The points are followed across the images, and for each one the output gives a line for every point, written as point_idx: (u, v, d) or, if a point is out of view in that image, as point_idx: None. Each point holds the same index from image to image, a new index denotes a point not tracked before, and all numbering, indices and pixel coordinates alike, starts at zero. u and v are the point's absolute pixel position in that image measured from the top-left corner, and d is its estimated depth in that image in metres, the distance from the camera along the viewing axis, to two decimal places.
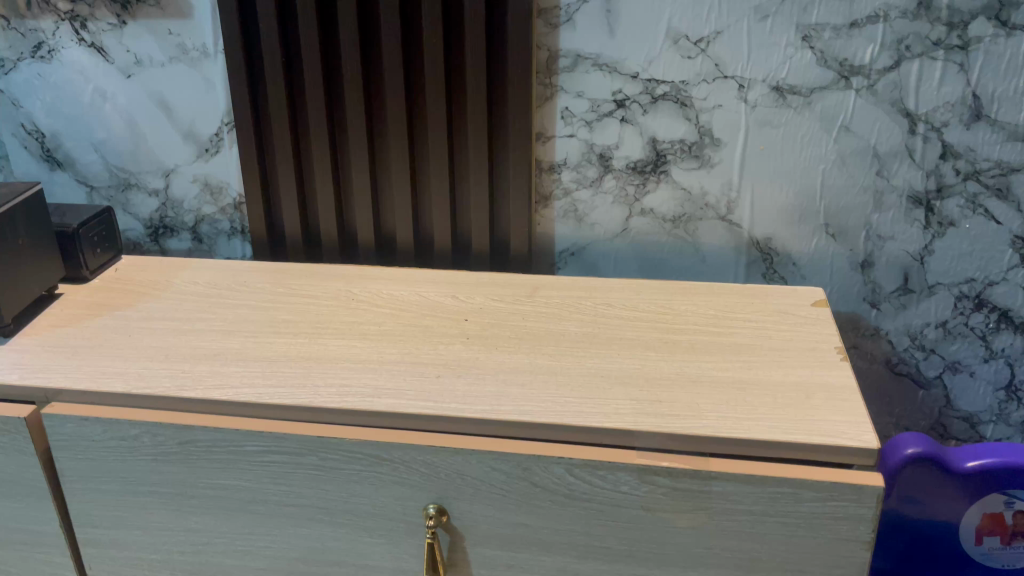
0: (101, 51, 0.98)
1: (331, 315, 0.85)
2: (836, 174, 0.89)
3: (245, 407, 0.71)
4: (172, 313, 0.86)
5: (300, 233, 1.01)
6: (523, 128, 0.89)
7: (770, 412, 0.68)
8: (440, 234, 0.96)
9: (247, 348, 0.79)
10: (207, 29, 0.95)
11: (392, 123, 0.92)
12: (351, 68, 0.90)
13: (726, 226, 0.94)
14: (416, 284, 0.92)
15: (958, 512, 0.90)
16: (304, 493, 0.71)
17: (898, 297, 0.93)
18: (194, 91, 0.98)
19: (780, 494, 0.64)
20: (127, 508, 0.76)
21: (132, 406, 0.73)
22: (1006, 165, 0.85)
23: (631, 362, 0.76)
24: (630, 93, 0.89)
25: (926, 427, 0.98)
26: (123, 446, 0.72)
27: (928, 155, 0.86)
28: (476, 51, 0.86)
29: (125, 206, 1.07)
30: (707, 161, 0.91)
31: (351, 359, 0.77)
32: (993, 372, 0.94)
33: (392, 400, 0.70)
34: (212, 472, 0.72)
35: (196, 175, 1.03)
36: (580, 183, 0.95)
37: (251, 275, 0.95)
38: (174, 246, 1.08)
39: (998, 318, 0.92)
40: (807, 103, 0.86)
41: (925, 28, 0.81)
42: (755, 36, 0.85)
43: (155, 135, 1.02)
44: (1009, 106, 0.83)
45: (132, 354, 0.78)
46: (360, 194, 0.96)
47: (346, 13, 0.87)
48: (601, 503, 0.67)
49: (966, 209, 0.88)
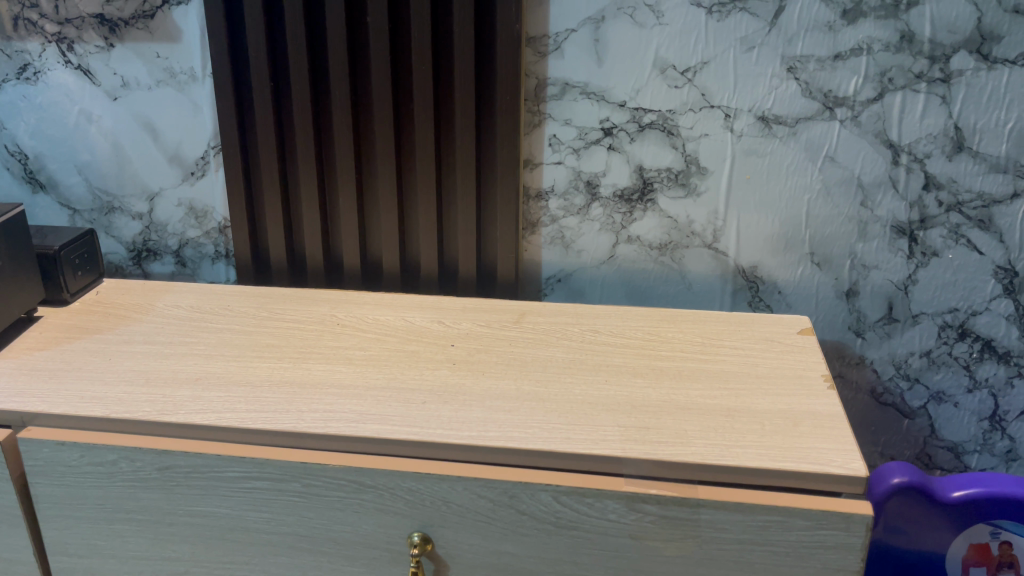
0: (87, 73, 0.98)
1: (315, 340, 0.84)
2: (821, 204, 0.90)
3: (227, 432, 0.69)
4: (154, 337, 0.85)
5: (286, 257, 1.00)
6: (511, 155, 0.89)
7: (758, 440, 0.67)
8: (426, 259, 0.96)
9: (230, 372, 0.78)
10: (195, 53, 0.95)
11: (380, 149, 0.92)
12: (339, 93, 0.90)
13: (713, 254, 0.94)
14: (402, 309, 0.91)
15: (944, 543, 0.90)
16: (286, 520, 0.70)
17: (882, 326, 0.94)
18: (181, 115, 0.98)
19: (769, 522, 0.63)
20: (103, 535, 0.74)
21: (111, 431, 0.71)
22: (988, 196, 0.86)
23: (618, 389, 0.75)
24: (617, 122, 0.90)
25: (911, 457, 0.99)
26: (101, 472, 0.71)
27: (911, 186, 0.87)
28: (465, 78, 0.87)
29: (108, 229, 1.06)
30: (693, 190, 0.92)
31: (336, 384, 0.76)
32: (977, 402, 0.95)
33: (377, 426, 0.69)
34: (192, 499, 0.71)
35: (181, 199, 1.02)
36: (567, 211, 0.95)
37: (236, 298, 0.94)
38: (157, 270, 1.07)
39: (982, 347, 0.93)
40: (792, 133, 0.87)
41: (907, 60, 0.83)
42: (741, 67, 0.85)
43: (140, 158, 1.01)
44: (991, 138, 0.84)
45: (112, 377, 0.77)
46: (346, 219, 0.96)
47: (336, 38, 0.88)
48: (588, 532, 0.66)
49: (949, 239, 0.89)
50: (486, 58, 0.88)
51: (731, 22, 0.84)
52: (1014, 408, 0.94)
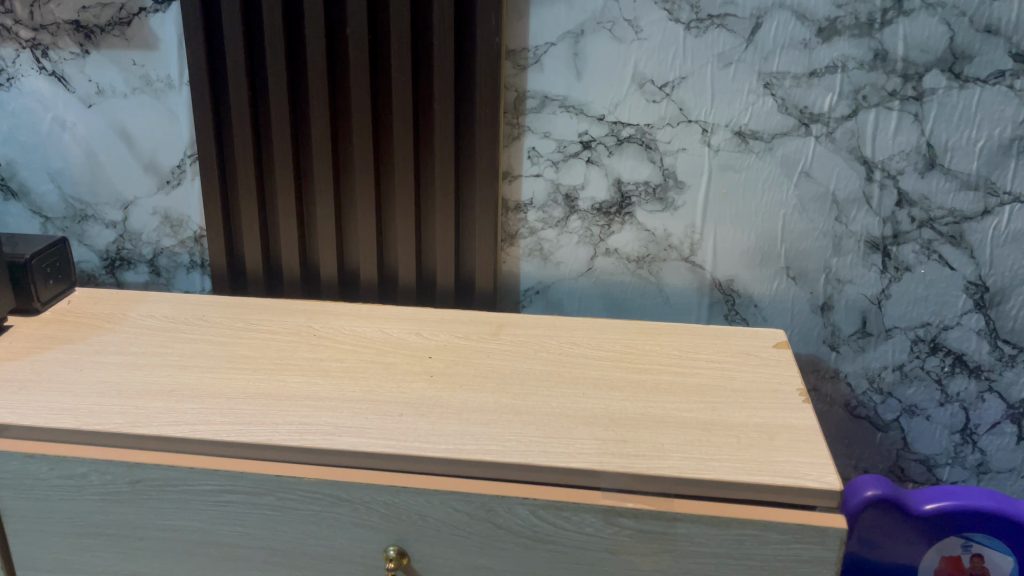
0: (61, 80, 0.97)
1: (291, 352, 0.83)
2: (797, 219, 0.91)
3: (201, 445, 0.68)
4: (127, 348, 0.84)
5: (262, 267, 0.99)
6: (489, 168, 0.89)
7: (734, 453, 0.68)
8: (404, 270, 0.96)
9: (204, 384, 0.77)
10: (172, 60, 0.94)
11: (359, 161, 0.92)
12: (317, 103, 0.90)
13: (690, 267, 0.95)
14: (380, 320, 0.91)
15: (917, 555, 0.90)
16: (260, 534, 0.69)
17: (856, 340, 0.95)
18: (157, 123, 0.97)
19: (745, 536, 0.63)
20: (71, 550, 0.73)
21: (82, 443, 0.70)
22: (959, 213, 0.88)
23: (596, 402, 0.75)
24: (596, 136, 0.90)
25: (884, 470, 1.00)
26: (70, 485, 0.70)
27: (884, 202, 0.88)
28: (444, 90, 0.87)
29: (81, 238, 1.05)
30: (671, 204, 0.92)
31: (312, 396, 0.75)
32: (949, 416, 0.96)
33: (353, 438, 0.68)
34: (164, 512, 0.70)
35: (156, 208, 1.01)
36: (546, 223, 0.95)
37: (211, 308, 0.93)
38: (130, 279, 1.06)
39: (953, 362, 0.94)
40: (768, 149, 0.88)
41: (881, 78, 0.84)
42: (719, 83, 0.86)
43: (115, 166, 1.00)
44: (962, 156, 0.85)
45: (82, 388, 0.76)
46: (324, 230, 0.95)
47: (315, 49, 0.87)
48: (565, 545, 0.66)
49: (921, 255, 0.90)
50: (465, 71, 0.88)
51: (709, 38, 0.85)
52: (984, 421, 0.95)
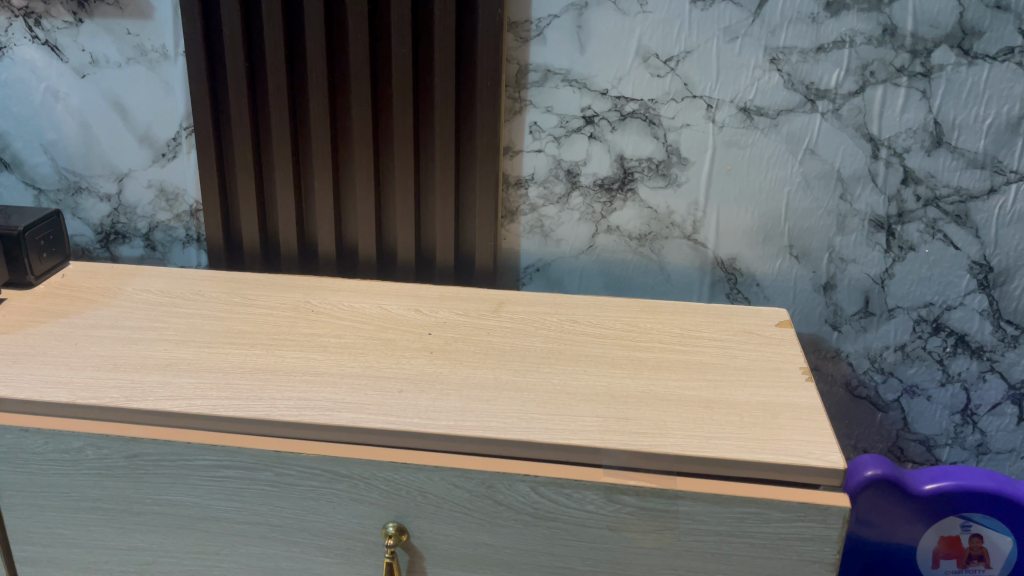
0: (55, 49, 0.95)
1: (289, 327, 0.82)
2: (801, 197, 0.90)
3: (198, 420, 0.68)
4: (123, 322, 0.83)
5: (259, 243, 0.98)
6: (490, 143, 0.88)
7: (737, 431, 0.67)
8: (403, 246, 0.95)
9: (200, 358, 0.76)
10: (167, 30, 0.92)
11: (358, 135, 0.90)
12: (315, 75, 0.88)
13: (692, 245, 0.94)
14: (378, 296, 0.89)
15: (915, 535, 0.90)
16: (258, 510, 0.69)
17: (858, 320, 0.94)
18: (152, 93, 0.95)
19: (747, 514, 0.63)
20: (67, 524, 0.72)
21: (77, 417, 0.69)
22: (965, 192, 0.87)
23: (597, 379, 0.75)
24: (599, 111, 0.89)
25: (884, 450, 0.99)
26: (65, 459, 0.69)
27: (890, 180, 0.88)
28: (445, 62, 0.85)
29: (74, 211, 1.03)
30: (674, 180, 0.91)
31: (310, 371, 0.74)
32: (949, 396, 0.96)
33: (352, 414, 0.68)
34: (160, 487, 0.69)
35: (151, 181, 1.00)
36: (547, 199, 0.94)
37: (207, 283, 0.92)
38: (125, 254, 1.05)
39: (955, 342, 0.93)
40: (774, 126, 0.87)
41: (889, 54, 0.83)
42: (724, 57, 0.85)
43: (109, 138, 0.98)
44: (970, 134, 0.84)
45: (78, 362, 0.75)
46: (322, 205, 0.94)
47: (314, 19, 0.86)
48: (566, 522, 0.65)
49: (925, 234, 0.89)
50: (467, 44, 0.86)
51: (715, 12, 0.83)
52: (985, 402, 0.95)
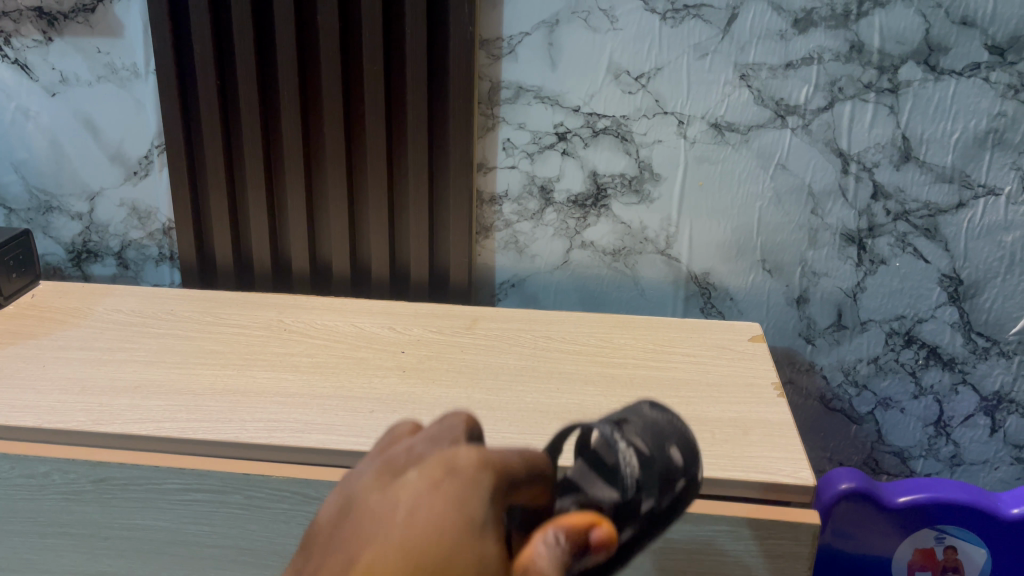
0: (25, 68, 0.94)
1: (261, 346, 0.82)
2: (773, 212, 0.90)
3: (167, 443, 0.67)
4: (93, 343, 0.82)
5: (232, 261, 0.97)
6: (463, 159, 0.88)
7: (708, 449, 0.67)
8: (377, 263, 0.94)
9: (170, 380, 0.75)
10: (137, 48, 0.91)
11: (330, 153, 0.90)
12: (287, 92, 0.88)
13: (666, 260, 0.94)
14: (353, 314, 0.89)
15: (890, 548, 0.91)
16: (228, 533, 0.68)
17: (832, 333, 0.95)
18: (123, 112, 0.95)
19: (718, 532, 0.63)
20: (35, 549, 0.71)
21: (44, 441, 0.68)
22: (934, 205, 0.88)
23: (570, 397, 0.74)
24: (571, 127, 0.89)
25: (859, 462, 1.00)
26: (31, 484, 0.68)
27: (860, 195, 0.88)
28: (417, 80, 0.85)
29: (46, 229, 1.03)
30: (647, 196, 0.91)
31: (281, 392, 0.74)
32: (922, 408, 0.96)
33: (322, 436, 0.67)
34: (129, 511, 0.68)
35: (123, 199, 0.99)
36: (521, 215, 0.94)
37: (179, 302, 0.91)
38: (98, 272, 1.04)
39: (927, 354, 0.94)
40: (744, 141, 0.88)
41: (857, 70, 0.83)
42: (695, 74, 0.85)
43: (80, 156, 0.98)
44: (937, 149, 0.85)
45: (45, 385, 0.74)
46: (296, 223, 0.94)
47: (284, 38, 0.85)
48: None
49: (896, 248, 0.90)
50: (439, 62, 0.86)
51: (684, 29, 0.84)
52: (958, 413, 0.96)
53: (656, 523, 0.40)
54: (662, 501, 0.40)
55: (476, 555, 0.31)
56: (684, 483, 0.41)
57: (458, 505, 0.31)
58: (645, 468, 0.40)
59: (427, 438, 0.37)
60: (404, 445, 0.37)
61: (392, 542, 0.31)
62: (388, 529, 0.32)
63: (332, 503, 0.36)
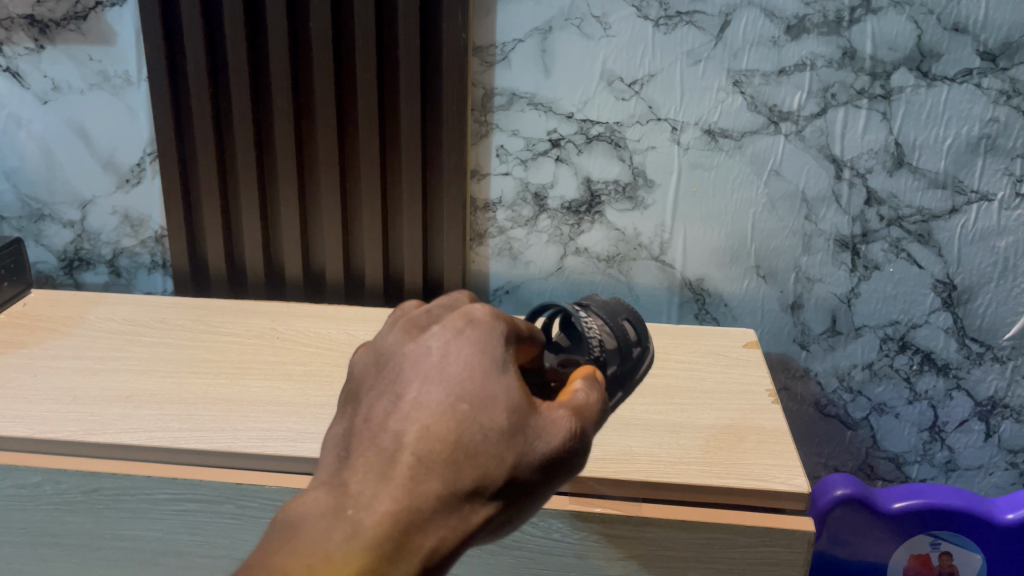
0: (16, 75, 0.94)
1: (254, 355, 0.82)
2: (767, 218, 0.90)
3: (159, 453, 0.67)
4: (85, 352, 0.81)
5: (225, 268, 0.97)
6: (456, 166, 0.88)
7: (703, 456, 0.67)
8: (371, 270, 0.94)
9: (163, 389, 0.75)
10: (130, 55, 0.91)
11: (323, 160, 0.90)
12: (280, 99, 0.88)
13: (660, 266, 0.94)
14: (346, 322, 0.89)
15: (885, 553, 0.91)
16: (220, 543, 0.67)
17: (826, 339, 0.95)
18: (116, 119, 0.94)
19: (713, 540, 0.63)
20: (26, 560, 0.71)
21: (36, 451, 0.68)
22: (927, 211, 0.88)
23: None
24: (564, 134, 0.89)
25: (854, 468, 1.00)
26: (22, 495, 0.67)
27: (853, 201, 0.88)
28: (410, 87, 0.85)
29: (37, 237, 1.02)
30: (641, 202, 0.91)
31: (274, 401, 0.73)
32: (917, 414, 0.96)
33: (316, 445, 0.67)
34: (121, 522, 0.68)
35: (115, 207, 0.99)
36: (515, 222, 0.94)
37: (171, 310, 0.91)
38: (90, 280, 1.04)
39: (922, 360, 0.94)
40: (738, 147, 0.88)
41: (849, 77, 0.83)
42: (688, 80, 0.86)
43: (72, 164, 0.97)
44: (930, 154, 0.85)
45: (36, 395, 0.73)
46: (289, 231, 0.93)
47: (277, 46, 0.85)
48: (532, 551, 0.65)
49: (890, 253, 0.90)
50: (432, 69, 0.86)
51: (677, 35, 0.84)
52: (953, 419, 0.96)
53: (616, 380, 0.61)
54: (622, 365, 0.61)
55: (491, 373, 0.46)
56: (639, 349, 0.64)
57: (468, 339, 0.47)
58: (614, 344, 0.61)
59: (440, 307, 0.52)
60: (422, 312, 0.52)
61: (430, 369, 0.46)
62: (425, 364, 0.46)
63: (364, 355, 0.50)
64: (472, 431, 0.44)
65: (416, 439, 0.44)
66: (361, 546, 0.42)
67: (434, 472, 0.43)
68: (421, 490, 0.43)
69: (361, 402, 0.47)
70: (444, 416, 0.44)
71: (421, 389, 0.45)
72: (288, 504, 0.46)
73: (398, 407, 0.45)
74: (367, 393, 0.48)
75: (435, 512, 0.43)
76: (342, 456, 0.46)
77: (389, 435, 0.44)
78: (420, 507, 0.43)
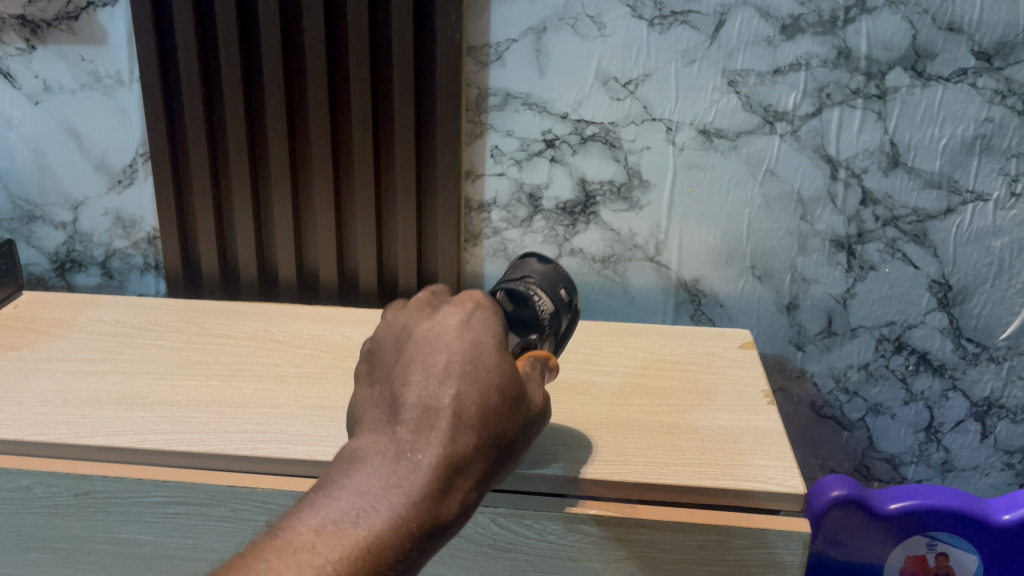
0: (7, 76, 0.93)
1: (247, 356, 0.81)
2: (762, 218, 0.90)
3: (151, 456, 0.66)
4: (76, 354, 0.81)
5: (218, 269, 0.97)
6: (451, 166, 0.88)
7: (698, 457, 0.67)
8: (365, 271, 0.94)
9: (155, 392, 0.74)
10: (122, 56, 0.91)
11: (317, 161, 0.89)
12: (273, 100, 0.87)
13: (655, 267, 0.94)
14: (340, 324, 0.88)
15: (881, 554, 0.90)
16: (213, 547, 0.67)
17: (822, 339, 0.94)
18: (107, 120, 0.94)
19: (709, 541, 0.62)
20: (16, 564, 0.70)
21: (26, 455, 0.67)
22: (923, 211, 0.87)
23: (560, 405, 0.74)
24: (559, 134, 0.89)
25: (850, 469, 1.00)
26: (12, 498, 0.67)
27: (849, 201, 0.88)
28: (404, 87, 0.84)
29: (29, 239, 1.01)
30: (636, 203, 0.91)
31: (267, 403, 0.73)
32: (913, 415, 0.96)
33: (309, 447, 0.66)
34: (112, 525, 0.67)
35: (107, 208, 0.98)
36: (510, 222, 0.94)
37: (164, 312, 0.90)
38: (82, 282, 1.03)
39: (918, 360, 0.94)
40: (733, 147, 0.87)
41: (844, 76, 0.83)
42: (683, 80, 0.85)
43: (64, 166, 0.97)
44: (925, 154, 0.85)
45: (27, 398, 0.73)
46: (283, 232, 0.93)
47: (270, 46, 0.85)
48: (527, 554, 0.64)
49: (885, 254, 0.90)
50: (427, 69, 0.86)
51: (672, 35, 0.84)
52: (949, 419, 0.96)
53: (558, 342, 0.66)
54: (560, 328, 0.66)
55: (499, 344, 0.53)
56: (570, 317, 0.68)
57: (480, 316, 0.54)
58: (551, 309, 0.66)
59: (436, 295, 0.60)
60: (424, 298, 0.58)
61: (453, 339, 0.52)
62: (447, 335, 0.53)
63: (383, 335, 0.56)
64: (498, 388, 0.51)
65: (455, 395, 0.50)
66: (417, 486, 0.47)
67: (472, 422, 0.49)
68: (462, 438, 0.49)
69: (392, 370, 0.53)
70: (477, 376, 0.51)
71: (452, 353, 0.52)
72: (337, 457, 0.51)
73: (430, 371, 0.51)
74: (396, 365, 0.54)
75: (473, 457, 0.49)
76: (382, 416, 0.52)
77: (428, 391, 0.50)
78: (463, 453, 0.49)
